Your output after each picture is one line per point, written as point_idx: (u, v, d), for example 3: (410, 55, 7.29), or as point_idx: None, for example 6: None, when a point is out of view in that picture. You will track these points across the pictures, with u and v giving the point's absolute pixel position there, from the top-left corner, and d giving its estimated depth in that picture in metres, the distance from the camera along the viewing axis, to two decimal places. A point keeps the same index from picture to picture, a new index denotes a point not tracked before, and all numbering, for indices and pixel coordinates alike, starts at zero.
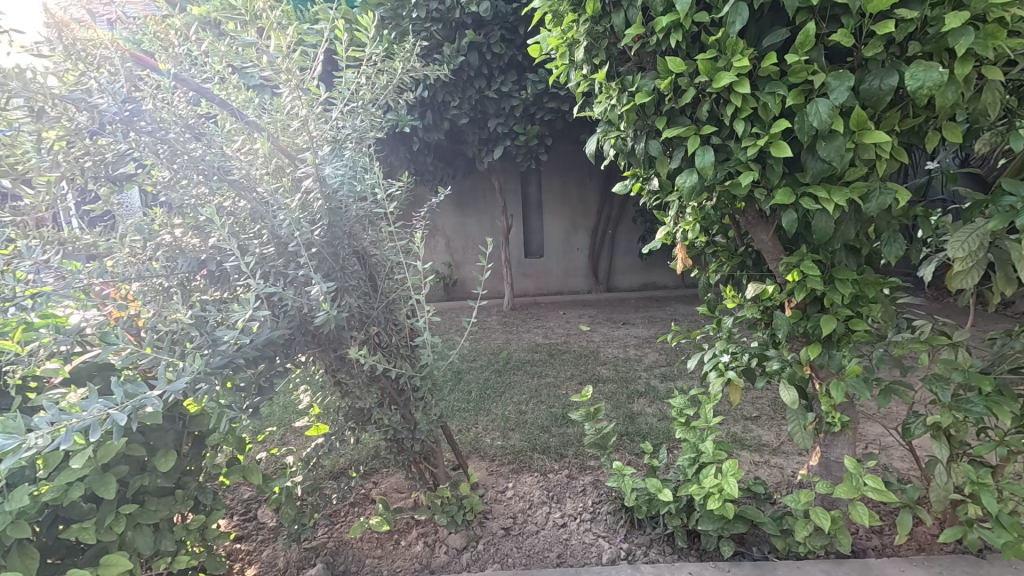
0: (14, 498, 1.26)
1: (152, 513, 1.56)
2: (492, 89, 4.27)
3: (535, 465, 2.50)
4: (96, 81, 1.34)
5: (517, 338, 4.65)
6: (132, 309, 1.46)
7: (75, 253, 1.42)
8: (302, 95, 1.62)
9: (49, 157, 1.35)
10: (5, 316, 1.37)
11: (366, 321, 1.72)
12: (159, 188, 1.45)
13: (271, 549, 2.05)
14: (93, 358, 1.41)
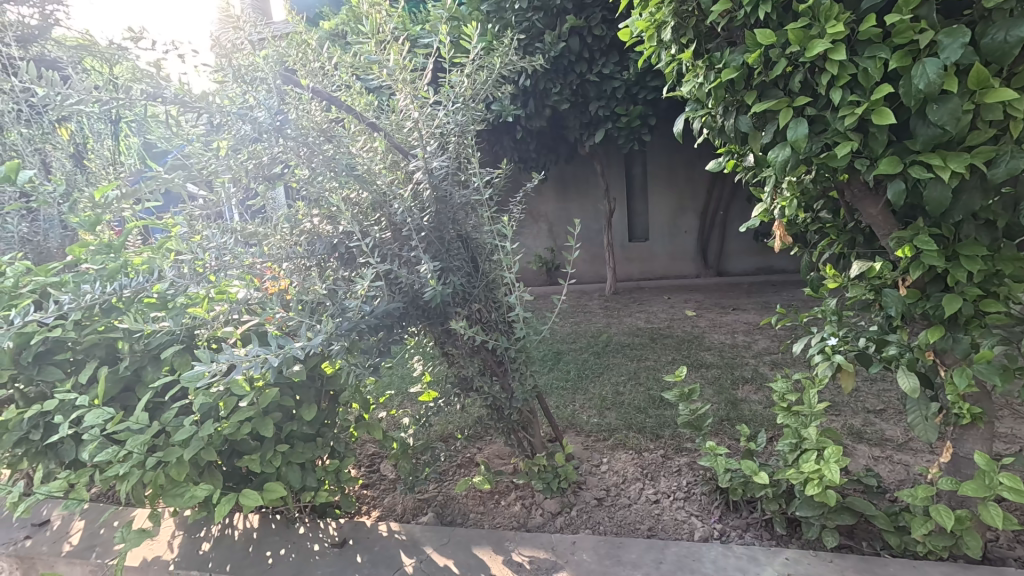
0: (206, 429, 1.64)
1: (300, 454, 1.90)
2: (593, 72, 4.27)
3: (630, 443, 2.55)
4: (256, 99, 1.65)
5: (618, 322, 4.66)
6: (283, 284, 1.76)
7: (241, 241, 1.73)
8: (414, 99, 1.81)
9: (224, 162, 1.68)
10: (197, 290, 1.78)
11: (468, 298, 1.92)
12: (301, 184, 1.75)
13: (391, 497, 2.35)
14: (254, 324, 1.74)
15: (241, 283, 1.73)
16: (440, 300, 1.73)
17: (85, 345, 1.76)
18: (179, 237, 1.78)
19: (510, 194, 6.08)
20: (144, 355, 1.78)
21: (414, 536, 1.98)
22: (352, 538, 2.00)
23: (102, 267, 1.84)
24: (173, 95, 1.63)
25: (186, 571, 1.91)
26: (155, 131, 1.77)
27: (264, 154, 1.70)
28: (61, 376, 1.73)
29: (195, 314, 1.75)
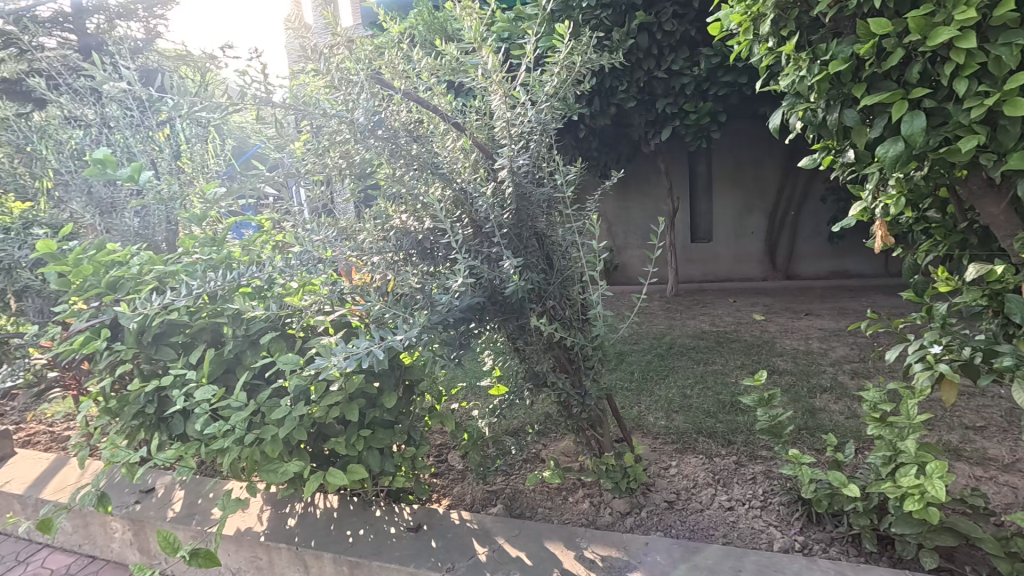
0: (300, 411, 1.74)
1: (380, 440, 1.99)
2: (661, 69, 4.19)
3: (700, 447, 2.50)
4: (356, 101, 1.73)
5: (681, 324, 4.54)
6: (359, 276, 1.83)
7: (335, 237, 1.84)
8: (506, 98, 1.83)
9: (325, 162, 1.83)
10: (294, 282, 1.92)
11: (544, 295, 1.94)
12: (391, 182, 1.82)
13: (460, 486, 2.42)
14: (338, 316, 1.82)
15: (326, 279, 1.85)
16: (520, 295, 1.76)
17: (195, 329, 1.92)
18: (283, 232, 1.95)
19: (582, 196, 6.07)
20: (245, 341, 1.91)
21: (486, 526, 2.03)
22: (426, 523, 2.07)
23: (210, 258, 1.99)
24: (282, 100, 1.77)
25: (275, 543, 2.05)
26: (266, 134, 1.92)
27: (366, 155, 1.83)
28: (175, 356, 1.90)
29: (291, 304, 1.87)
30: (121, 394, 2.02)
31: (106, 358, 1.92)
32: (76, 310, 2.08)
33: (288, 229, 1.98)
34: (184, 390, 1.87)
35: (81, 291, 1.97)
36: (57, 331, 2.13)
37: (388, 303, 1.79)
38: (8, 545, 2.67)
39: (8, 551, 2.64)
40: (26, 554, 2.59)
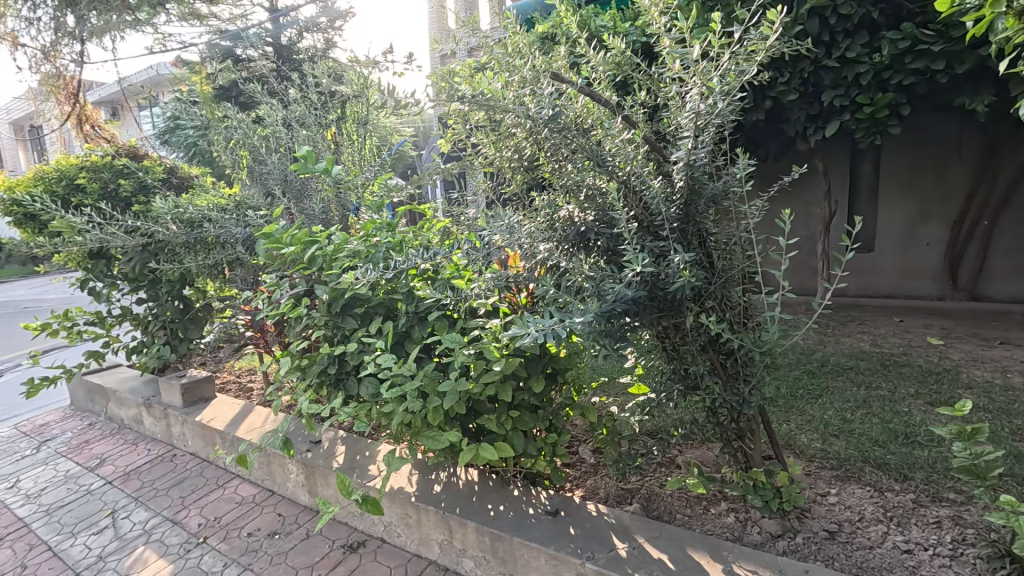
0: (463, 385, 1.85)
1: (527, 423, 2.06)
2: (833, 57, 3.76)
3: (867, 478, 2.23)
4: (537, 97, 1.80)
5: (834, 342, 4.07)
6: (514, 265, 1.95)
7: (500, 229, 1.95)
8: (699, 90, 1.67)
9: (499, 157, 2.05)
10: (464, 263, 2.11)
11: (703, 295, 1.84)
12: (557, 176, 1.90)
13: (593, 480, 2.44)
14: (492, 300, 1.91)
15: (488, 269, 1.99)
16: (687, 292, 1.70)
17: (374, 303, 2.15)
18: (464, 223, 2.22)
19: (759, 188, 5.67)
20: (414, 317, 2.09)
21: (624, 522, 2.01)
22: (563, 510, 2.11)
23: (388, 241, 2.21)
24: (469, 96, 1.91)
25: (424, 505, 2.23)
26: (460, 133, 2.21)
27: (540, 146, 1.90)
28: (356, 326, 2.14)
29: (458, 286, 2.00)
30: (310, 355, 2.32)
31: (303, 322, 2.23)
32: (279, 280, 2.43)
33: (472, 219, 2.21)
34: (360, 357, 2.10)
35: (285, 264, 2.30)
36: (263, 297, 2.52)
37: (548, 285, 1.87)
38: (211, 471, 3.24)
39: (211, 475, 3.20)
40: (224, 480, 3.12)
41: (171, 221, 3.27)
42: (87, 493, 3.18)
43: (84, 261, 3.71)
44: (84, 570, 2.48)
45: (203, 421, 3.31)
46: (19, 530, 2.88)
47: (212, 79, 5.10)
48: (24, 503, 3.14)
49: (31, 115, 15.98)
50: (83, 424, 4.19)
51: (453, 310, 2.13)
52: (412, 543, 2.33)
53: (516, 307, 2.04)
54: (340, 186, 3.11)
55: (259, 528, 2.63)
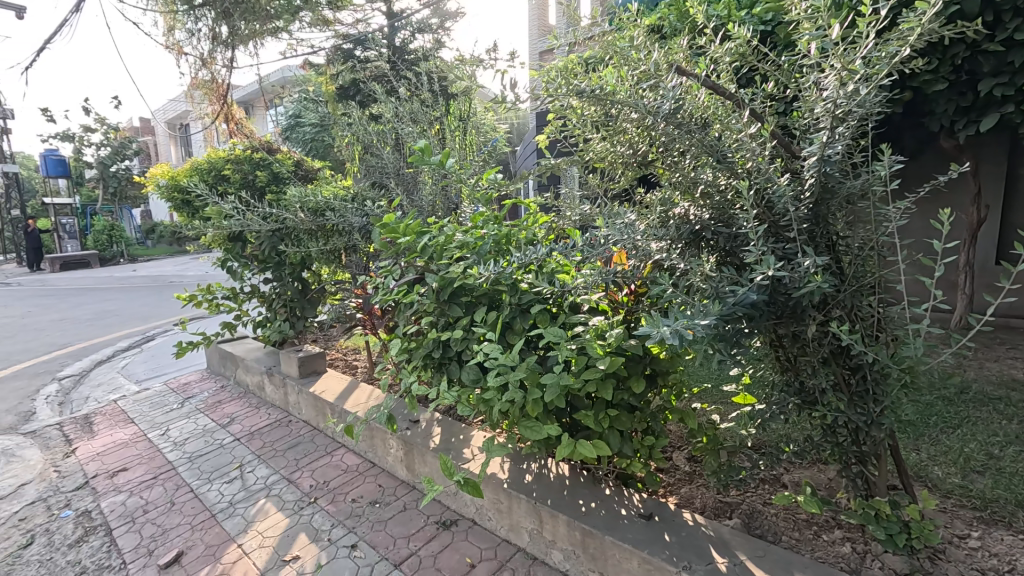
0: (564, 379, 1.84)
1: (624, 423, 2.02)
2: (998, 40, 3.19)
3: (1020, 525, 1.94)
4: (658, 90, 1.75)
5: (977, 366, 3.57)
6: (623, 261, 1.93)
7: (612, 225, 1.95)
8: (841, 73, 1.52)
9: (615, 150, 2.03)
10: (568, 258, 2.14)
11: (830, 302, 1.68)
12: (674, 172, 1.84)
13: (688, 489, 2.36)
14: (599, 297, 1.84)
15: (592, 265, 1.98)
16: (813, 299, 1.57)
17: (478, 293, 2.22)
18: (578, 216, 2.25)
19: (910, 187, 4.94)
20: (516, 309, 2.12)
21: (724, 536, 1.92)
22: (657, 515, 2.05)
23: (496, 233, 2.28)
24: (586, 89, 1.90)
25: (516, 492, 2.28)
26: (576, 128, 2.21)
27: (657, 141, 1.85)
28: (462, 313, 2.23)
29: (563, 281, 2.02)
30: (416, 339, 2.45)
31: (413, 307, 2.36)
32: (392, 266, 2.60)
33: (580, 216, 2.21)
34: (464, 344, 2.18)
35: (399, 252, 2.46)
36: (376, 282, 2.69)
37: (655, 284, 1.83)
38: (320, 439, 3.55)
39: (320, 443, 3.50)
40: (331, 448, 3.40)
41: (299, 209, 3.61)
42: (219, 446, 3.62)
43: (224, 243, 4.20)
44: (218, 513, 2.83)
45: (316, 392, 3.63)
46: (168, 472, 3.34)
47: (336, 80, 5.54)
48: (172, 449, 3.64)
49: (183, 115, 18.32)
50: (217, 386, 4.77)
51: (555, 304, 2.14)
52: (501, 528, 2.40)
53: (616, 306, 2.01)
54: (451, 180, 3.25)
55: (362, 496, 2.84)
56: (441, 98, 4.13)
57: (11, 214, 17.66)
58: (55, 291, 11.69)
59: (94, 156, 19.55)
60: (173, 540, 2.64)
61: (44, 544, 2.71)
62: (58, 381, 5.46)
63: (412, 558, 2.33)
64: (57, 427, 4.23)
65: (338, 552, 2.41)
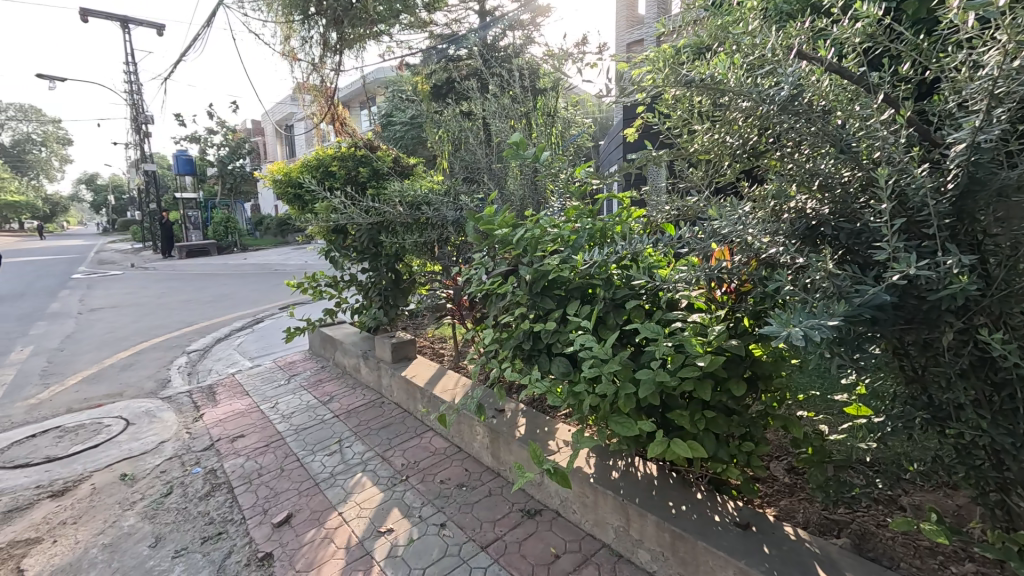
0: (661, 376, 1.80)
1: (722, 426, 1.93)
2: None
3: None
4: (777, 74, 1.65)
5: None
6: (727, 255, 1.82)
7: (717, 220, 1.87)
8: (995, 50, 1.35)
9: (723, 139, 1.94)
10: (665, 253, 2.09)
11: (975, 308, 1.49)
12: (790, 163, 1.74)
13: (788, 503, 2.24)
14: (702, 292, 1.77)
15: (693, 260, 1.91)
16: (955, 302, 1.40)
17: (571, 287, 2.22)
18: (678, 210, 2.20)
19: None
20: (610, 304, 2.10)
21: (831, 554, 1.79)
22: (754, 525, 1.95)
23: (591, 228, 2.28)
24: (695, 76, 1.83)
25: (602, 488, 2.27)
26: (680, 119, 2.15)
27: (770, 129, 1.74)
28: (554, 306, 2.24)
29: (661, 276, 1.97)
30: (506, 329, 2.50)
31: (506, 299, 2.41)
32: (485, 258, 2.67)
33: (690, 207, 2.17)
34: (556, 337, 2.19)
35: (493, 244, 2.52)
36: (469, 273, 2.78)
37: (763, 282, 1.74)
38: (410, 421, 3.74)
39: (410, 425, 3.70)
40: (420, 431, 3.58)
41: (397, 203, 3.81)
42: (321, 421, 3.94)
43: (329, 234, 4.53)
44: (321, 482, 3.08)
45: (408, 377, 3.83)
46: (278, 441, 3.69)
47: (431, 80, 5.77)
48: (281, 421, 4.01)
49: (289, 117, 19.94)
50: (318, 366, 5.18)
51: (650, 301, 2.09)
52: (586, 522, 2.40)
53: (712, 305, 1.93)
54: (543, 174, 3.28)
55: (449, 478, 2.97)
56: (531, 94, 4.16)
57: (150, 207, 20.25)
58: (184, 275, 13.27)
59: (215, 155, 21.86)
60: (284, 502, 2.92)
61: (180, 495, 3.10)
62: (187, 354, 6.19)
63: (497, 542, 2.40)
64: (188, 394, 4.81)
65: (428, 529, 2.53)
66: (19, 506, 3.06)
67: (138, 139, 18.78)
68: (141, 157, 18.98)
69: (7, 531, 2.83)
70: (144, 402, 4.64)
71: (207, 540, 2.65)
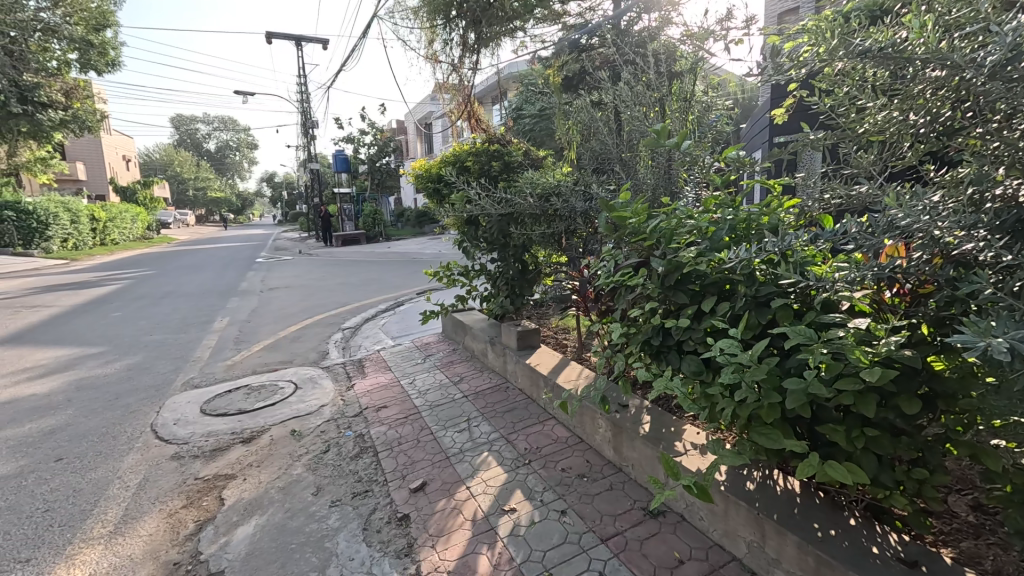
0: (813, 387, 1.62)
1: (887, 447, 1.68)
2: None
3: None
4: (987, 35, 1.37)
5: None
6: (901, 251, 1.62)
7: (893, 211, 1.63)
8: None
9: (906, 116, 1.71)
10: (821, 248, 1.89)
11: None
12: (997, 141, 1.49)
13: (972, 547, 1.89)
14: (869, 292, 1.58)
15: (857, 256, 1.69)
16: None
17: (708, 282, 2.08)
18: (842, 196, 1.99)
19: None
20: (752, 302, 1.94)
21: None
22: (925, 565, 1.68)
23: (734, 218, 2.12)
24: (873, 45, 1.60)
25: (735, 498, 2.12)
26: (850, 95, 1.90)
27: (970, 101, 1.51)
28: (687, 303, 2.12)
29: (816, 273, 1.77)
30: (634, 324, 2.44)
31: (635, 293, 2.35)
32: (614, 250, 2.62)
33: (858, 194, 1.94)
34: (690, 335, 2.09)
35: (623, 236, 2.46)
36: (597, 265, 2.75)
37: (950, 282, 1.51)
38: (534, 408, 3.85)
39: (533, 411, 3.81)
40: (543, 418, 3.67)
41: (528, 195, 3.90)
42: (452, 400, 4.23)
43: (462, 224, 4.80)
44: (452, 456, 3.32)
45: (532, 364, 3.93)
46: (415, 414, 4.04)
47: (563, 71, 5.77)
48: (417, 396, 4.39)
49: (428, 116, 21.40)
50: (450, 349, 5.56)
51: (800, 300, 1.89)
52: (715, 531, 2.27)
53: (878, 307, 1.71)
54: (687, 166, 3.13)
55: (570, 467, 3.00)
56: (668, 78, 3.96)
57: (315, 201, 23.28)
58: (340, 261, 15.10)
59: (366, 154, 24.37)
60: (420, 470, 3.20)
61: (336, 453, 3.56)
62: (342, 330, 7.04)
63: (618, 537, 2.38)
64: (342, 365, 5.49)
65: (549, 514, 2.60)
66: (221, 447, 3.76)
67: (306, 142, 21.60)
68: (309, 158, 21.85)
69: (212, 465, 3.51)
70: (309, 370, 5.40)
71: (357, 495, 3.02)
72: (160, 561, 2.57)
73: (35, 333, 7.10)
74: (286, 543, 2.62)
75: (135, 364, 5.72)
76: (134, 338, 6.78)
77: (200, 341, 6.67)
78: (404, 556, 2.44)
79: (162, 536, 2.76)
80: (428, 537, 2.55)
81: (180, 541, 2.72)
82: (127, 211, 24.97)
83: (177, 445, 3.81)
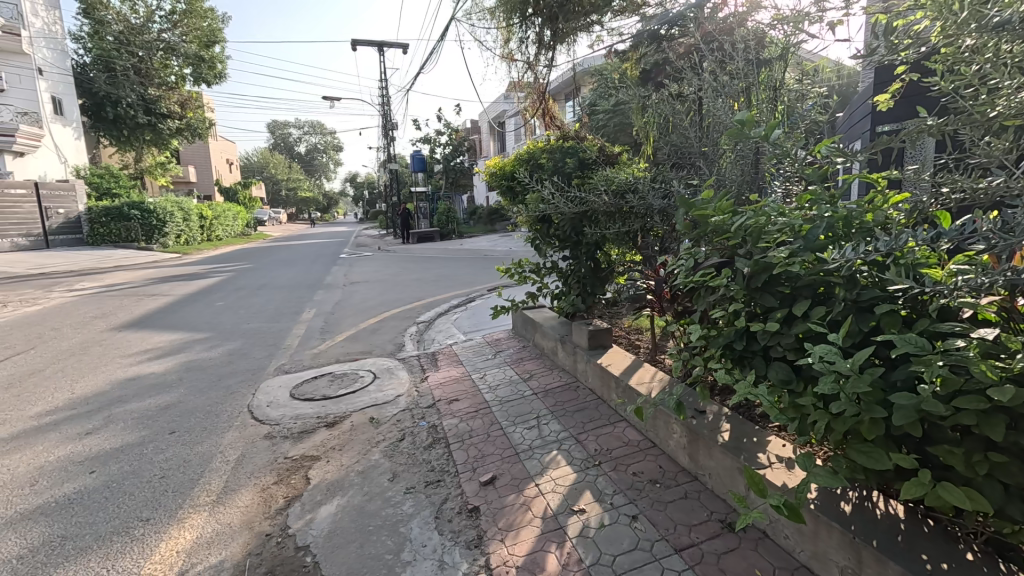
0: (926, 403, 1.45)
1: (1018, 476, 1.46)
2: None
3: None
4: None
5: None
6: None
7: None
8: None
9: None
10: (938, 248, 1.69)
11: None
12: None
13: None
14: (999, 298, 1.40)
15: (985, 258, 1.50)
16: None
17: (800, 284, 1.94)
18: (967, 190, 1.77)
19: None
20: (853, 306, 1.78)
21: None
22: None
23: (832, 215, 1.96)
24: None
25: (826, 518, 1.95)
26: (979, 75, 1.70)
27: None
28: (776, 305, 1.98)
29: (932, 276, 1.60)
30: (714, 326, 2.32)
31: (716, 294, 2.23)
32: (694, 249, 2.51)
33: (984, 188, 1.72)
34: (779, 340, 1.95)
35: (704, 234, 2.35)
36: (675, 263, 2.65)
37: None
38: (604, 409, 3.78)
39: (604, 412, 3.74)
40: (614, 419, 3.60)
41: (603, 192, 3.83)
42: (521, 396, 4.25)
43: (535, 222, 4.80)
44: (521, 452, 3.34)
45: (604, 364, 3.86)
46: (485, 409, 4.11)
47: (640, 64, 5.61)
48: (488, 391, 4.46)
49: (501, 115, 21.65)
50: (520, 346, 5.59)
51: (909, 306, 1.71)
52: (802, 552, 2.11)
53: (1010, 316, 1.51)
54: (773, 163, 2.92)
55: (642, 472, 2.92)
56: (757, 67, 3.73)
57: (393, 200, 24.34)
58: (415, 258, 15.69)
59: (441, 154, 25.11)
60: (489, 464, 3.25)
61: (411, 442, 3.70)
62: (416, 324, 7.30)
63: (694, 548, 2.28)
64: (417, 358, 5.70)
65: (620, 518, 2.54)
66: (307, 429, 4.04)
67: (386, 143, 22.62)
68: (388, 159, 22.88)
69: (300, 446, 3.77)
70: (386, 361, 5.65)
71: (429, 484, 3.12)
72: (254, 531, 2.80)
73: (155, 319, 8.00)
74: (365, 524, 2.76)
75: (235, 349, 6.27)
76: (235, 326, 7.46)
77: (290, 330, 7.19)
78: (474, 547, 2.49)
79: (256, 508, 3.01)
80: (497, 531, 2.58)
81: (272, 514, 2.95)
82: (230, 209, 27.44)
83: (270, 425, 4.13)
